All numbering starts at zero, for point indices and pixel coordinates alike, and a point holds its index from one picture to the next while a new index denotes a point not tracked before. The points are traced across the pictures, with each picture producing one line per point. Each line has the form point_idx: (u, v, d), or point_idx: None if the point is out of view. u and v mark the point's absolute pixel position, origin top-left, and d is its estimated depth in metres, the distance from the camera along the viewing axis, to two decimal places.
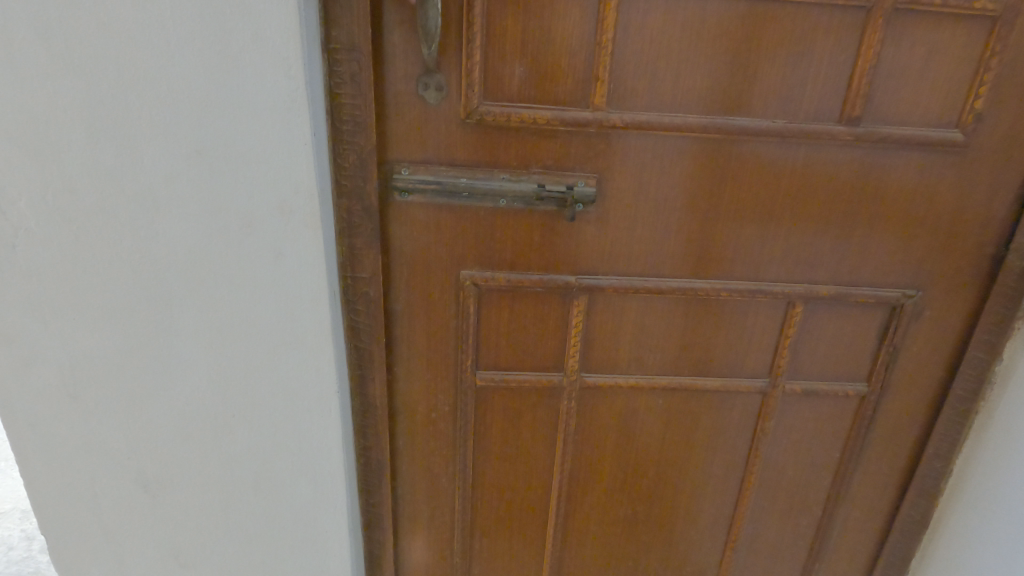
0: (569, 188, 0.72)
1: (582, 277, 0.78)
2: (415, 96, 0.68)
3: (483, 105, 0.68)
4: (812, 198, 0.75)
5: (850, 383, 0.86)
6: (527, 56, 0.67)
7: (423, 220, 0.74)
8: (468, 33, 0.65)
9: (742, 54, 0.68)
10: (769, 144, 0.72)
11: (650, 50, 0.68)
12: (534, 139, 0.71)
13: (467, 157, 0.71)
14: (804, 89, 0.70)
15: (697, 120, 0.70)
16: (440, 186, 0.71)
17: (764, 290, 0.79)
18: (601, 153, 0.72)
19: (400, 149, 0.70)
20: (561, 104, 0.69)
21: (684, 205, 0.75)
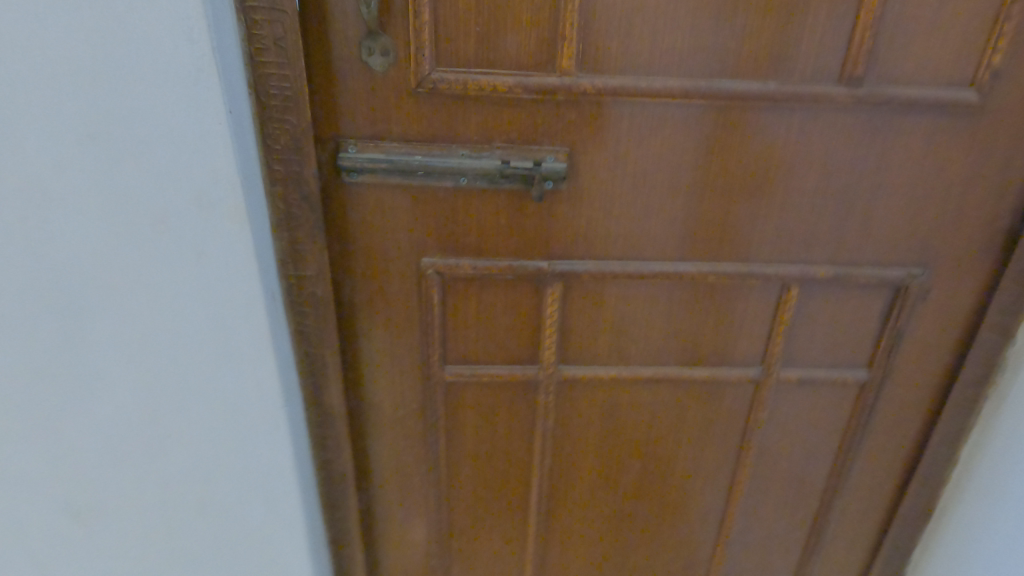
0: (537, 163, 0.64)
1: (556, 262, 0.71)
2: (358, 64, 0.60)
3: (436, 72, 0.61)
4: (808, 168, 0.67)
5: (850, 370, 0.80)
6: (483, 13, 0.59)
7: (376, 203, 0.67)
8: None
9: (729, 5, 0.60)
10: (761, 109, 0.64)
11: (625, 3, 0.59)
12: (496, 109, 0.63)
13: (421, 131, 0.64)
14: (800, 44, 0.62)
15: (679, 84, 0.62)
16: (392, 165, 0.63)
17: (756, 272, 0.72)
18: (573, 123, 0.64)
19: (344, 124, 0.63)
20: (525, 69, 0.61)
21: (666, 181, 0.68)
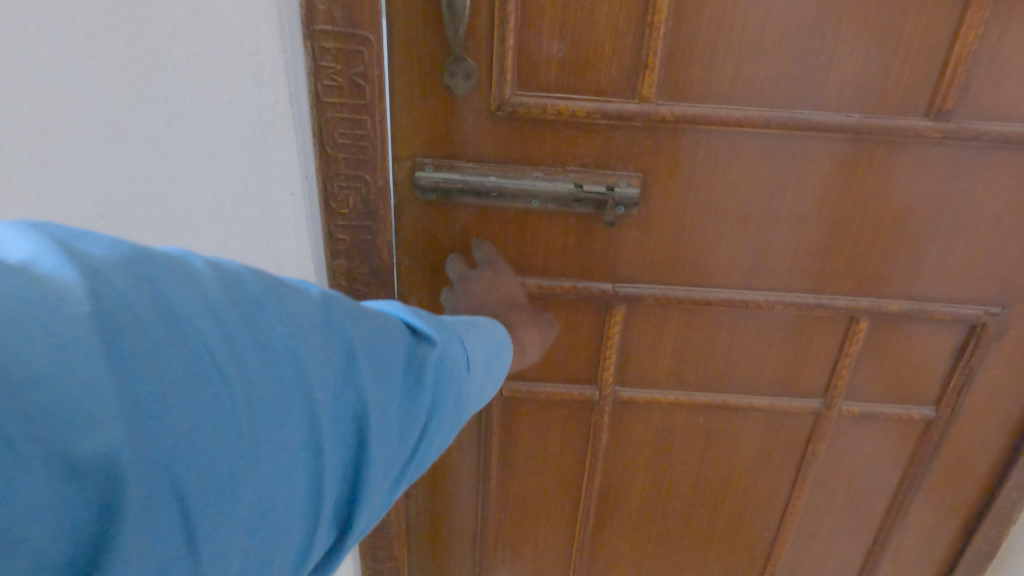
0: (611, 189, 0.65)
1: (621, 285, 0.71)
2: (441, 86, 0.61)
3: (516, 96, 0.61)
4: (886, 201, 0.66)
5: (916, 406, 0.78)
6: (566, 40, 0.59)
7: (449, 221, 0.69)
8: (501, 14, 0.58)
9: (815, 35, 0.59)
10: (841, 140, 0.63)
11: (709, 31, 0.59)
12: (572, 133, 0.64)
13: (497, 153, 0.65)
14: (887, 74, 0.60)
15: (758, 114, 0.62)
16: (466, 185, 0.65)
17: (825, 304, 0.71)
18: (648, 150, 0.64)
19: (424, 144, 0.64)
20: (604, 95, 0.62)
21: (738, 209, 0.67)
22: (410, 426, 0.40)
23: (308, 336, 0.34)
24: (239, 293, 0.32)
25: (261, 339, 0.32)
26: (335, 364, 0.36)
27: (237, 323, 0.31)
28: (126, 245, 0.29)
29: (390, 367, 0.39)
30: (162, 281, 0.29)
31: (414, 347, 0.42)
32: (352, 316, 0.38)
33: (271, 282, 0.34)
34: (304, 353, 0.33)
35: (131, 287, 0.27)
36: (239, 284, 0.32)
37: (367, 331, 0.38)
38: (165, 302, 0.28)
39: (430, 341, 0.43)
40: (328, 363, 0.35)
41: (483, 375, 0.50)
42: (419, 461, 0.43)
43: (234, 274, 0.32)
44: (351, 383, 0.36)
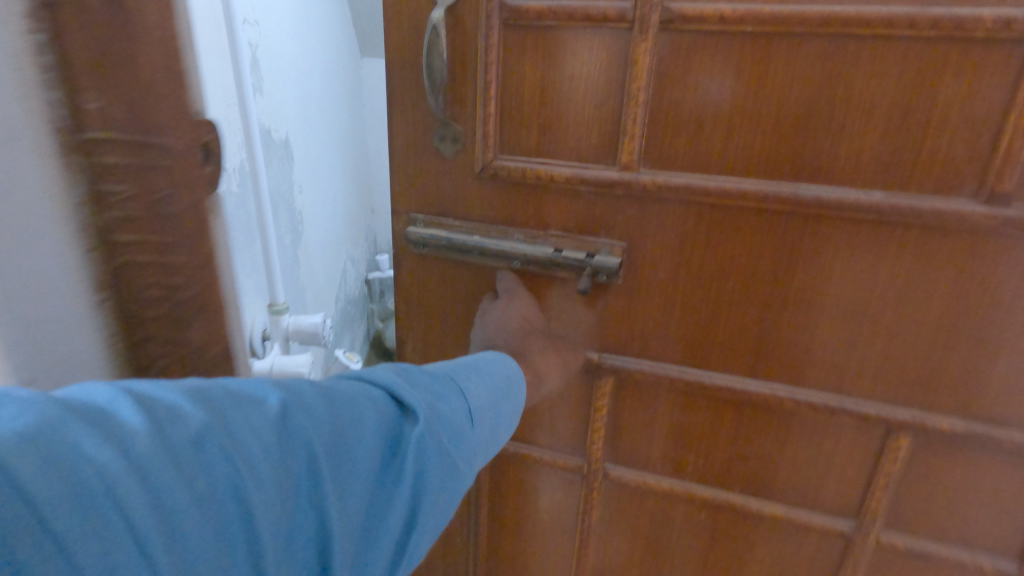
0: (590, 256, 0.62)
1: (607, 356, 0.68)
2: (431, 148, 0.65)
3: (498, 160, 0.63)
4: (926, 297, 0.54)
5: (988, 556, 0.61)
6: (546, 106, 0.59)
7: (440, 274, 0.71)
8: (481, 84, 0.59)
9: (819, 104, 0.52)
10: (860, 221, 0.54)
11: (694, 98, 0.55)
12: (554, 198, 0.63)
13: (482, 213, 0.66)
14: (914, 148, 0.51)
15: (753, 188, 0.56)
16: (451, 243, 0.67)
17: (848, 410, 0.60)
18: (632, 219, 0.61)
19: (417, 201, 0.68)
20: (584, 161, 0.60)
21: (735, 289, 0.61)
22: (393, 522, 0.39)
23: (260, 467, 0.32)
24: (177, 432, 0.30)
25: (201, 488, 0.30)
26: (297, 481, 0.34)
27: (177, 475, 0.29)
28: (32, 415, 0.26)
29: (363, 463, 0.38)
30: (73, 439, 0.26)
31: (400, 434, 0.41)
32: (315, 418, 0.37)
33: (215, 406, 0.33)
34: (257, 491, 0.32)
35: (35, 470, 0.24)
36: (174, 424, 0.30)
37: (335, 431, 0.37)
38: (86, 476, 0.26)
39: (413, 419, 0.42)
40: (289, 485, 0.34)
41: (483, 425, 0.51)
42: (409, 557, 0.42)
43: (172, 412, 0.31)
44: (317, 496, 0.35)
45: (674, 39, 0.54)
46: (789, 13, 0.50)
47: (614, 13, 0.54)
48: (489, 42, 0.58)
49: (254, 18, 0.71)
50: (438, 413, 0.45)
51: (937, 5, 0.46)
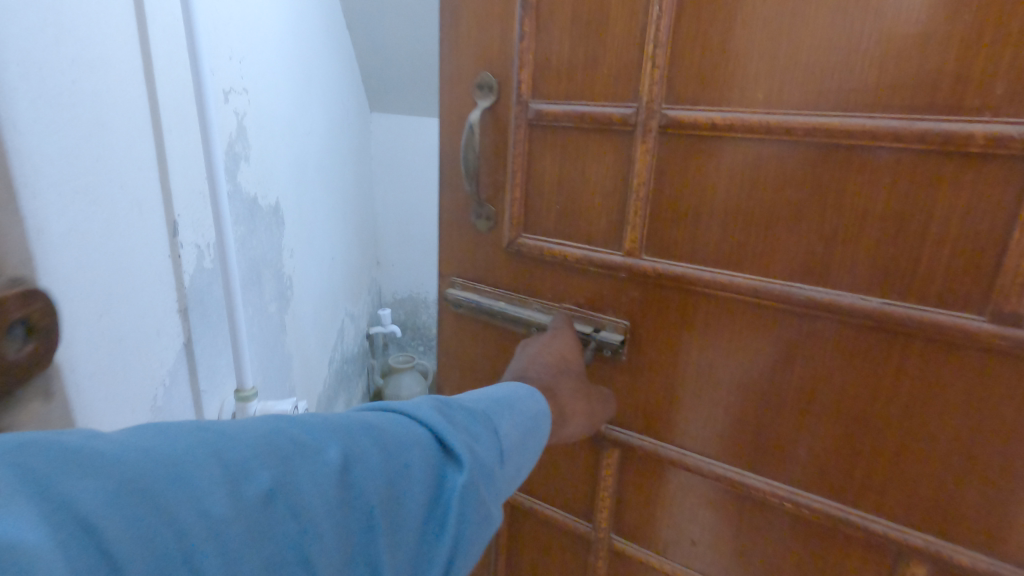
0: (595, 331, 0.67)
1: (613, 428, 0.71)
2: (469, 223, 0.75)
3: (521, 238, 0.71)
4: (933, 415, 0.51)
5: None
6: (563, 193, 0.66)
7: (473, 331, 0.80)
8: (509, 172, 0.68)
9: (810, 207, 0.53)
10: (859, 326, 0.53)
11: (690, 194, 0.59)
12: (568, 275, 0.69)
13: (509, 281, 0.74)
14: (909, 256, 0.49)
15: (748, 283, 0.57)
16: (479, 306, 0.76)
17: (852, 522, 0.57)
18: (636, 300, 0.65)
19: (457, 266, 0.78)
20: (593, 245, 0.66)
21: (734, 380, 0.61)
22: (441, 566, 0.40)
23: (318, 524, 0.35)
24: (246, 492, 0.33)
25: (269, 550, 0.32)
26: (352, 531, 0.37)
27: (243, 534, 0.32)
28: (114, 491, 0.29)
29: (412, 511, 0.40)
30: (155, 507, 0.29)
31: (445, 483, 0.42)
32: (367, 468, 0.38)
33: (282, 461, 0.36)
34: (314, 551, 0.34)
35: (132, 540, 0.28)
36: (244, 482, 0.33)
37: (387, 482, 0.39)
38: (168, 539, 0.29)
39: (457, 465, 0.43)
40: (348, 539, 0.36)
41: (518, 462, 0.49)
42: None
43: (239, 471, 0.33)
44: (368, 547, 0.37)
45: (672, 141, 0.58)
46: (776, 121, 0.52)
47: (619, 118, 0.60)
48: (516, 139, 0.67)
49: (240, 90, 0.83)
50: (481, 456, 0.45)
51: (923, 117, 0.47)
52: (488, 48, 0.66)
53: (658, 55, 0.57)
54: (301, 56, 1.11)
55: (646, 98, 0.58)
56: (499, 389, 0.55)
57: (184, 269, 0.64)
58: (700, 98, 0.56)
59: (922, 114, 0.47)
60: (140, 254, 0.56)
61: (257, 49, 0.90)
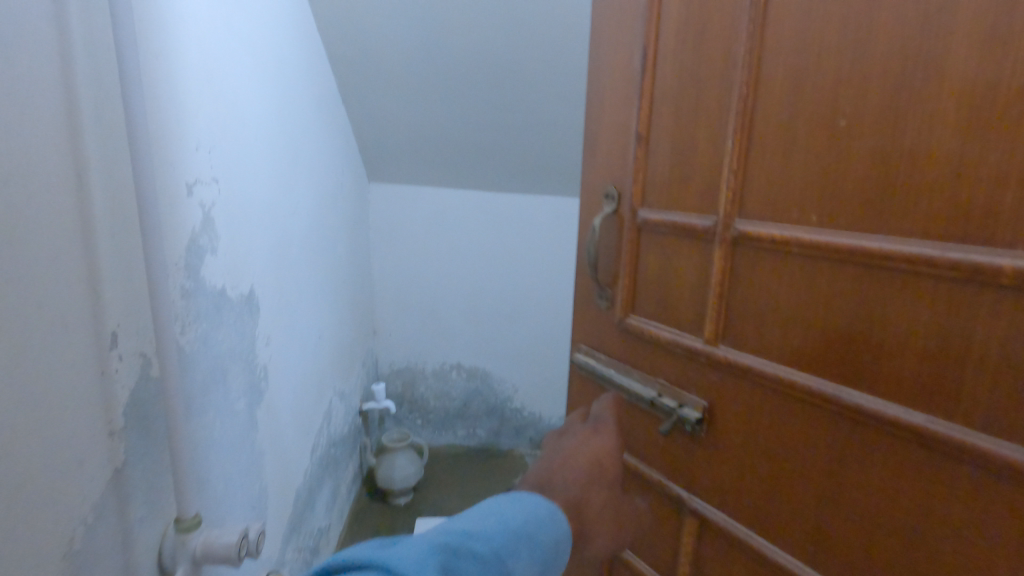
0: (679, 406, 0.86)
1: (694, 500, 0.88)
2: (596, 301, 1.00)
3: (627, 319, 0.94)
4: (958, 535, 0.59)
5: None
6: (663, 287, 0.88)
7: (594, 388, 1.04)
8: (625, 267, 0.93)
9: (857, 319, 0.65)
10: (895, 433, 0.63)
11: (762, 292, 0.75)
12: (661, 353, 0.89)
13: (622, 352, 0.97)
14: (932, 365, 0.59)
15: (804, 381, 0.71)
16: (596, 371, 1.01)
17: None
18: (714, 382, 0.82)
19: (589, 338, 1.04)
20: (682, 330, 0.86)
21: (793, 467, 0.73)
22: None
23: None
24: None
25: None
26: None
27: None
28: None
29: None
30: None
31: None
32: None
33: None
34: None
35: None
36: None
37: None
38: None
39: None
40: None
41: None
42: None
43: None
44: None
45: (743, 249, 0.76)
46: (830, 241, 0.66)
47: (701, 229, 0.80)
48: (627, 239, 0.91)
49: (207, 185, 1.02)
50: None
51: (951, 250, 0.56)
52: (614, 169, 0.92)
53: (734, 180, 0.75)
54: (273, 152, 1.35)
55: (724, 215, 0.77)
56: (512, 534, 0.64)
57: (122, 386, 0.85)
58: (769, 216, 0.72)
59: (951, 248, 0.56)
60: (71, 377, 0.75)
61: (229, 147, 1.10)
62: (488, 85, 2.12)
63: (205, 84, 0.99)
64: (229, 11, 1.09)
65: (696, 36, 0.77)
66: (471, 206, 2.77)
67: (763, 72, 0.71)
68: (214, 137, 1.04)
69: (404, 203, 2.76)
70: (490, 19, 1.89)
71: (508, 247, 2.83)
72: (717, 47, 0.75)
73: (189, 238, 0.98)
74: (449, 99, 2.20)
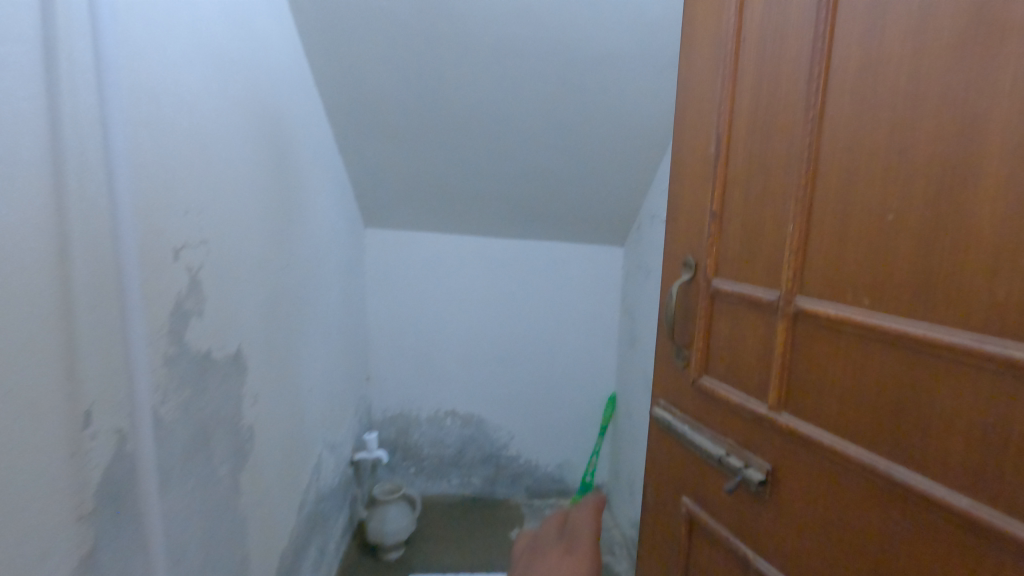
0: (744, 466, 0.88)
1: (757, 560, 0.88)
2: (673, 360, 1.06)
3: (700, 378, 0.99)
4: None
5: None
6: (733, 349, 0.92)
7: (668, 443, 1.09)
8: (700, 329, 0.98)
9: (904, 399, 0.66)
10: (943, 513, 0.63)
11: (815, 366, 0.77)
12: (730, 413, 0.92)
13: (693, 410, 1.01)
14: (976, 448, 0.60)
15: (857, 453, 0.72)
16: (670, 426, 1.06)
17: None
18: (775, 445, 0.84)
19: (664, 393, 1.10)
20: (749, 394, 0.89)
21: (839, 535, 0.75)
22: None
23: None
24: None
25: None
26: None
27: None
28: None
29: None
30: None
31: None
32: None
33: None
34: None
35: None
36: None
37: None
38: None
39: None
40: None
41: None
42: None
43: None
44: None
45: (802, 323, 0.79)
46: (879, 323, 0.68)
47: (766, 300, 0.84)
48: (701, 300, 0.97)
49: (195, 247, 0.99)
50: None
51: (990, 342, 0.58)
52: (691, 240, 1.00)
53: (794, 258, 0.79)
54: (263, 206, 1.32)
55: (786, 290, 0.81)
56: None
57: (96, 463, 0.79)
58: (825, 296, 0.75)
59: (991, 340, 0.58)
60: (43, 463, 0.69)
61: (219, 205, 1.08)
62: (487, 136, 2.09)
63: (193, 145, 0.97)
64: (221, 74, 1.07)
65: (765, 129, 0.83)
66: (467, 249, 2.75)
67: (822, 161, 0.75)
68: (204, 197, 1.01)
69: (401, 247, 2.73)
70: (484, 74, 1.85)
71: (521, 293, 2.79)
72: (782, 139, 0.81)
73: (175, 301, 0.94)
74: (445, 147, 2.17)
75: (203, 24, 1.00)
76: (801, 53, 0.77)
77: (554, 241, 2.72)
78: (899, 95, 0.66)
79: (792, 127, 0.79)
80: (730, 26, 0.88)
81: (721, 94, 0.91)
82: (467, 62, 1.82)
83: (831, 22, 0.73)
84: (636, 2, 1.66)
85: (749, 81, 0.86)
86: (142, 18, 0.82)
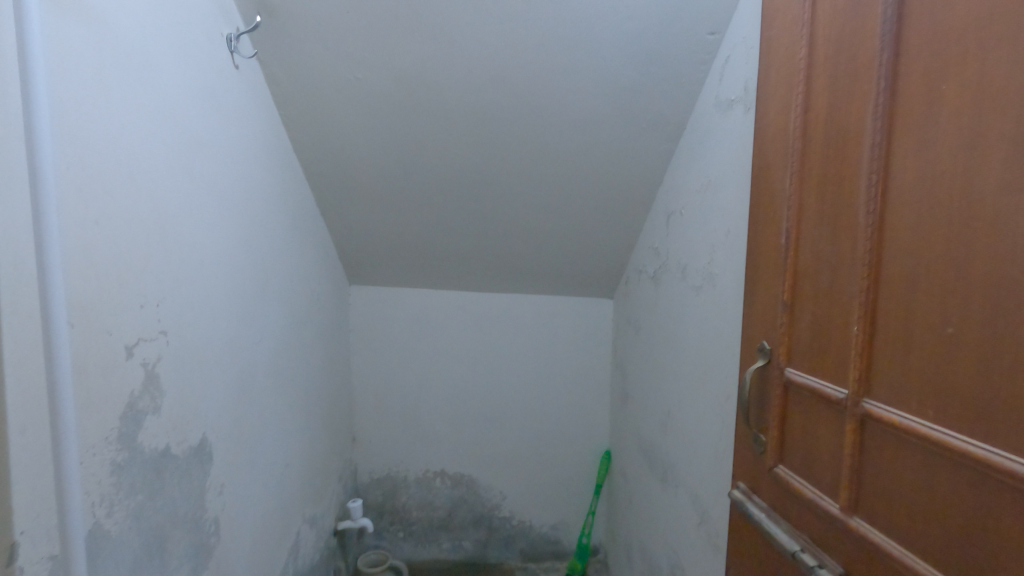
0: (817, 565, 0.82)
1: None
2: (752, 444, 1.03)
3: (776, 467, 0.95)
4: None
5: None
6: (805, 443, 0.88)
7: (748, 530, 1.05)
8: (776, 418, 0.96)
9: (972, 520, 0.61)
10: None
11: (883, 471, 0.73)
12: (804, 508, 0.87)
13: (772, 500, 0.97)
14: None
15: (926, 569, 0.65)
16: (748, 512, 1.01)
17: None
18: (848, 548, 0.78)
19: (744, 478, 1.06)
20: (822, 491, 0.84)
21: None
22: None
23: None
24: None
25: None
26: None
27: None
28: None
29: None
30: None
31: None
32: None
33: None
34: None
35: None
36: None
37: None
38: None
39: None
40: None
41: None
42: None
43: None
44: None
45: (870, 425, 0.75)
46: (941, 438, 0.64)
47: (834, 397, 0.81)
48: (776, 388, 0.95)
49: (150, 341, 0.93)
50: None
51: None
52: (767, 327, 0.99)
53: (861, 360, 0.76)
54: (234, 284, 1.27)
55: (854, 391, 0.77)
56: None
57: None
58: (894, 402, 0.71)
59: None
60: None
61: (182, 291, 1.02)
62: (477, 196, 2.06)
63: (150, 233, 0.92)
64: (186, 155, 1.04)
65: (831, 231, 0.82)
66: (454, 307, 2.70)
67: (882, 266, 0.72)
68: (163, 285, 0.96)
69: (383, 306, 2.68)
70: (462, 139, 1.82)
71: (530, 353, 2.73)
72: (847, 240, 0.79)
73: (126, 402, 0.87)
74: (426, 208, 2.13)
75: (167, 112, 0.98)
76: (861, 157, 0.76)
77: (543, 297, 2.68)
78: (953, 203, 0.63)
79: (855, 229, 0.77)
80: (797, 128, 0.90)
81: (791, 192, 0.92)
82: (442, 128, 1.79)
83: (888, 132, 0.72)
84: (603, 73, 1.62)
85: (815, 183, 0.86)
86: (98, 116, 0.79)
